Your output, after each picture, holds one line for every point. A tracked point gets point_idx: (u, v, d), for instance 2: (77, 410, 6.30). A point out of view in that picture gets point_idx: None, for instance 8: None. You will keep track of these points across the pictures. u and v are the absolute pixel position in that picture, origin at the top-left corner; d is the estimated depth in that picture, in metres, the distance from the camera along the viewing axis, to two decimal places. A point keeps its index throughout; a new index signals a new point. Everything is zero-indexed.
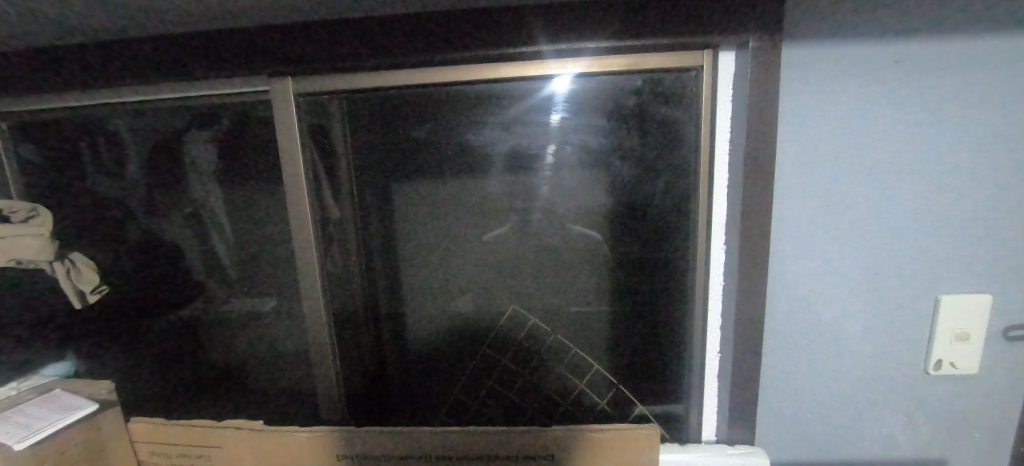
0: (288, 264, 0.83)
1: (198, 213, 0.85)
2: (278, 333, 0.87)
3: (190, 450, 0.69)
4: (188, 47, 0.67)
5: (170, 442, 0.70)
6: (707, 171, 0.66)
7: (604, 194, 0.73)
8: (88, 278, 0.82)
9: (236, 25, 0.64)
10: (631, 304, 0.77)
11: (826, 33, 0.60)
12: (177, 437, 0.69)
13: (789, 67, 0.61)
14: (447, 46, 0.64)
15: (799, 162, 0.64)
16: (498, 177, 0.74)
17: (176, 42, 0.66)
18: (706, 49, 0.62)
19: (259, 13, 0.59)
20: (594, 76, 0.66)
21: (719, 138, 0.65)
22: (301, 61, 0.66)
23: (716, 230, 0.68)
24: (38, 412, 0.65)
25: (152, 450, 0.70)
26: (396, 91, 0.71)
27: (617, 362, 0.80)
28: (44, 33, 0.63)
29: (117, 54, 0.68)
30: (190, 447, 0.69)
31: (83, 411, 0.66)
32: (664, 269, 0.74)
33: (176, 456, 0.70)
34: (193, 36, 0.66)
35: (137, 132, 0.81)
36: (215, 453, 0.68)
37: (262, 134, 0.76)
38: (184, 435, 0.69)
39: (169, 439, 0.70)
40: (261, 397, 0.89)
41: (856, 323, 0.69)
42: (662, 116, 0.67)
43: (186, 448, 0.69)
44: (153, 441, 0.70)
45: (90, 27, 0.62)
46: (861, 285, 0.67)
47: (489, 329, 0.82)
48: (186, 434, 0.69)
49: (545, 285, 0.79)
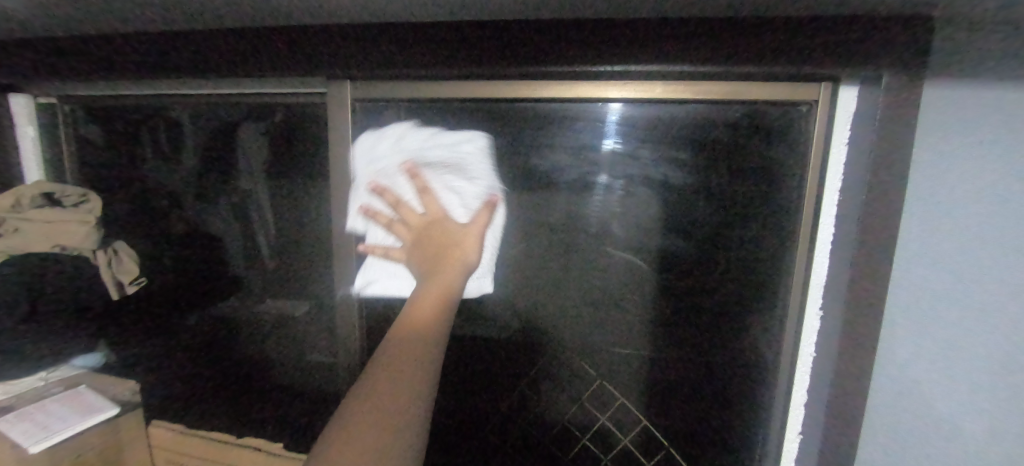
0: (325, 269, 0.78)
1: (247, 205, 0.80)
2: (307, 340, 0.82)
3: (447, 270, 0.70)
4: (237, 43, 0.63)
5: (449, 227, 0.70)
6: (811, 223, 0.58)
7: (677, 234, 0.64)
8: (127, 269, 0.86)
9: (282, 22, 0.59)
10: (697, 358, 0.68)
11: (982, 69, 0.49)
12: (452, 242, 0.70)
13: (928, 110, 0.51)
14: (519, 59, 0.57)
15: (929, 227, 0.52)
16: (562, 199, 0.67)
17: (227, 38, 0.62)
18: (824, 83, 0.54)
19: (306, 12, 0.54)
20: (685, 103, 0.59)
21: (828, 188, 0.57)
22: (359, 66, 0.62)
23: (813, 292, 0.60)
24: (461, 191, 0.69)
25: (428, 237, 0.71)
26: (459, 103, 0.65)
27: (672, 423, 0.71)
28: (93, 23, 0.61)
29: (162, 44, 0.65)
30: (449, 259, 0.70)
31: (483, 185, 0.68)
32: (747, 326, 0.64)
33: (434, 255, 0.70)
34: (243, 33, 0.62)
35: (191, 121, 0.78)
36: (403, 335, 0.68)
37: (313, 132, 0.72)
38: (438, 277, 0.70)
39: (440, 243, 0.70)
40: (282, 404, 0.83)
41: (988, 430, 0.54)
42: (761, 154, 0.59)
43: (453, 251, 0.70)
44: (446, 224, 0.70)
45: (140, 20, 0.59)
46: (998, 390, 0.53)
47: (529, 368, 0.74)
48: (453, 253, 0.70)
49: (596, 323, 0.71)
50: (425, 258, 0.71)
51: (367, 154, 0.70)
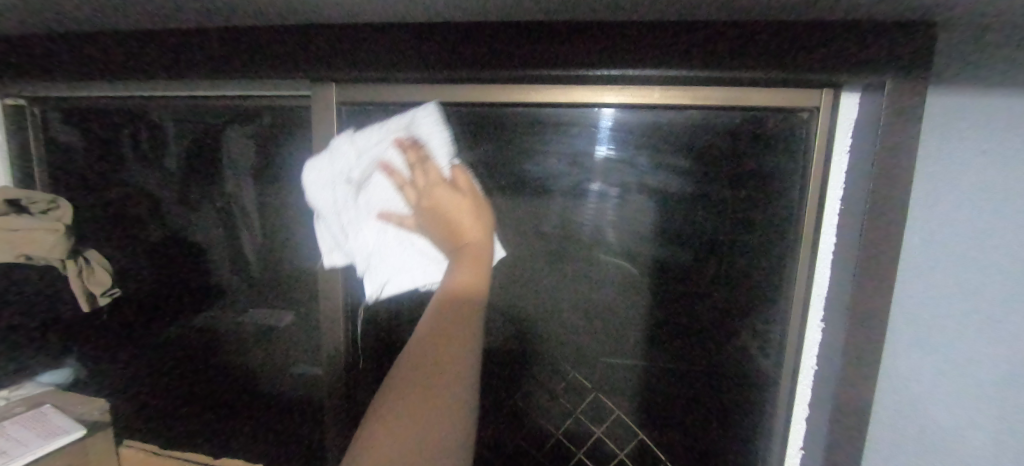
0: (311, 279, 0.75)
1: (229, 211, 0.77)
2: (292, 353, 0.78)
3: (469, 238, 0.69)
4: (217, 44, 0.60)
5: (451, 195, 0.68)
6: (813, 232, 0.56)
7: (676, 244, 0.63)
8: (99, 279, 0.82)
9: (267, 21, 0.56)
10: (698, 371, 0.65)
11: (989, 78, 0.48)
12: (461, 207, 0.68)
13: (931, 118, 0.49)
14: (511, 61, 0.55)
15: (930, 236, 0.51)
16: (558, 206, 0.65)
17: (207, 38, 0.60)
18: (824, 89, 0.53)
19: (292, 11, 0.52)
20: (685, 109, 0.57)
21: (830, 197, 0.55)
22: (344, 68, 0.59)
23: (813, 303, 0.58)
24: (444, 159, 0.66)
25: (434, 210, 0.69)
26: (449, 108, 0.63)
27: (670, 437, 0.69)
28: (65, 20, 0.58)
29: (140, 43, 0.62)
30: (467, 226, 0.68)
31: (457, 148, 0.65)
32: (747, 340, 0.63)
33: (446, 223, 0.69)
34: (222, 32, 0.59)
35: (171, 123, 0.75)
36: (443, 313, 0.69)
37: (300, 136, 0.69)
38: (464, 254, 0.69)
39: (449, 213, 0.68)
40: (265, 418, 0.80)
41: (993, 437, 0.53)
42: (761, 162, 0.57)
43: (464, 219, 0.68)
44: (447, 193, 0.68)
45: (116, 17, 0.56)
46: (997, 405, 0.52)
47: (524, 381, 0.72)
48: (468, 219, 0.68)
49: (592, 334, 0.69)
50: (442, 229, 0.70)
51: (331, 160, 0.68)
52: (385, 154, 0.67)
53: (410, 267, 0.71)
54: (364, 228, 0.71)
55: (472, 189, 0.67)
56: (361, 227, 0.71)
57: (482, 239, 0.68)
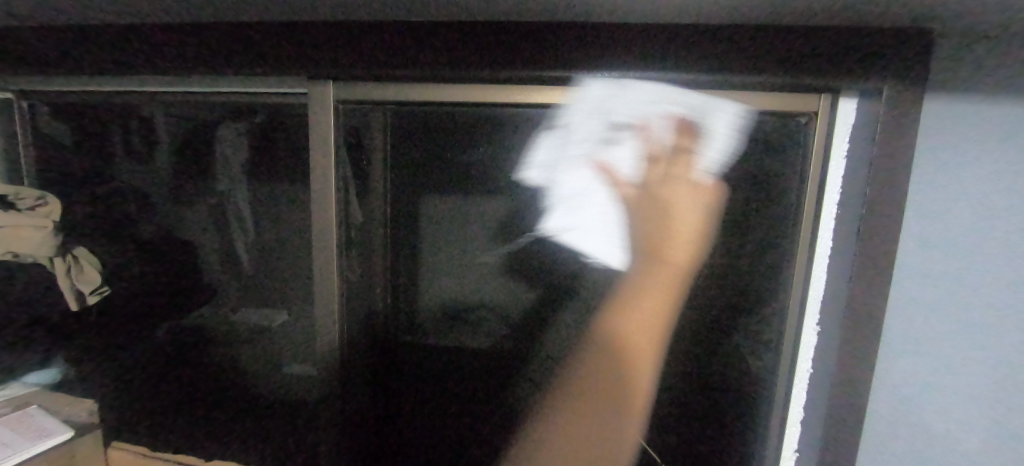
0: (306, 278, 0.74)
1: (223, 208, 0.76)
2: (287, 352, 0.77)
3: (672, 239, 0.62)
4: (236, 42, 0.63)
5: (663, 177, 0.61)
6: (810, 235, 0.56)
7: (674, 246, 0.62)
8: (89, 278, 0.81)
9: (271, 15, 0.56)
10: (695, 377, 0.64)
11: (980, 83, 0.49)
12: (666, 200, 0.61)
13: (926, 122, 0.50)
14: (517, 60, 0.57)
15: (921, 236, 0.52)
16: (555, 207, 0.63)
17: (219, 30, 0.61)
18: (822, 92, 0.52)
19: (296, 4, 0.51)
20: (688, 113, 0.57)
21: (827, 199, 0.55)
22: (354, 64, 0.61)
23: (810, 307, 0.58)
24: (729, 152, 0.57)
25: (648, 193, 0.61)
26: (447, 106, 0.62)
27: (668, 443, 0.68)
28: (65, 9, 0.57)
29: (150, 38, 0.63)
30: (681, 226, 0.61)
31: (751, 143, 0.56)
32: (745, 345, 0.62)
33: (647, 210, 0.62)
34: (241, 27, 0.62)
35: (163, 119, 0.74)
36: (622, 334, 0.65)
37: (295, 133, 0.68)
38: (655, 259, 0.63)
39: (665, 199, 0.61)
40: (260, 416, 0.79)
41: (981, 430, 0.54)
42: (760, 165, 0.57)
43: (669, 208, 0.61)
44: (680, 179, 0.60)
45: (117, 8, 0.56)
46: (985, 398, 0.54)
47: (518, 382, 0.70)
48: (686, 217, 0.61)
49: (590, 339, 0.66)
50: (650, 221, 0.62)
51: (608, 103, 0.58)
52: (654, 118, 0.58)
53: (587, 233, 0.63)
54: (581, 166, 0.61)
55: (707, 196, 0.60)
56: (571, 172, 0.61)
57: (686, 267, 0.62)
